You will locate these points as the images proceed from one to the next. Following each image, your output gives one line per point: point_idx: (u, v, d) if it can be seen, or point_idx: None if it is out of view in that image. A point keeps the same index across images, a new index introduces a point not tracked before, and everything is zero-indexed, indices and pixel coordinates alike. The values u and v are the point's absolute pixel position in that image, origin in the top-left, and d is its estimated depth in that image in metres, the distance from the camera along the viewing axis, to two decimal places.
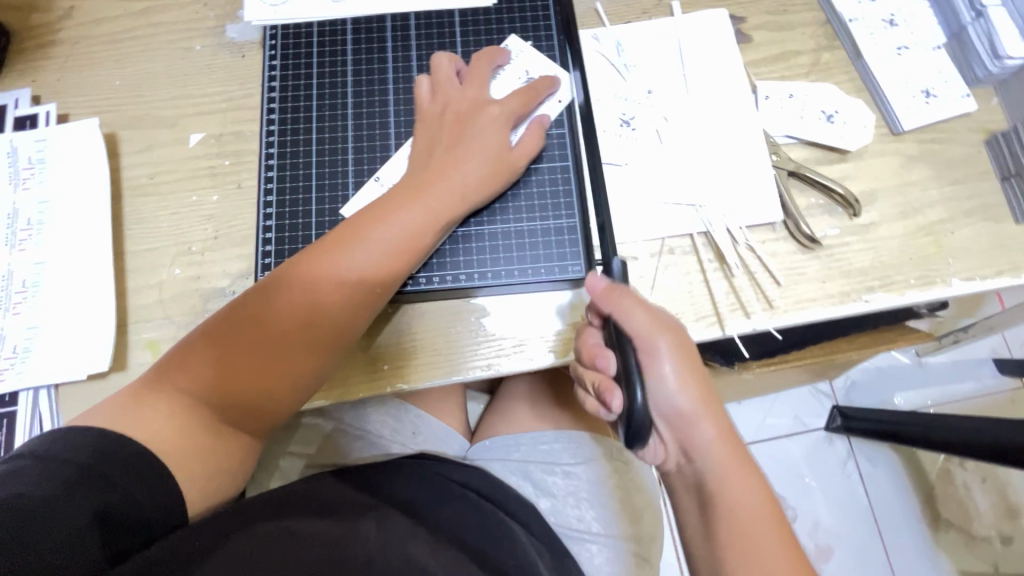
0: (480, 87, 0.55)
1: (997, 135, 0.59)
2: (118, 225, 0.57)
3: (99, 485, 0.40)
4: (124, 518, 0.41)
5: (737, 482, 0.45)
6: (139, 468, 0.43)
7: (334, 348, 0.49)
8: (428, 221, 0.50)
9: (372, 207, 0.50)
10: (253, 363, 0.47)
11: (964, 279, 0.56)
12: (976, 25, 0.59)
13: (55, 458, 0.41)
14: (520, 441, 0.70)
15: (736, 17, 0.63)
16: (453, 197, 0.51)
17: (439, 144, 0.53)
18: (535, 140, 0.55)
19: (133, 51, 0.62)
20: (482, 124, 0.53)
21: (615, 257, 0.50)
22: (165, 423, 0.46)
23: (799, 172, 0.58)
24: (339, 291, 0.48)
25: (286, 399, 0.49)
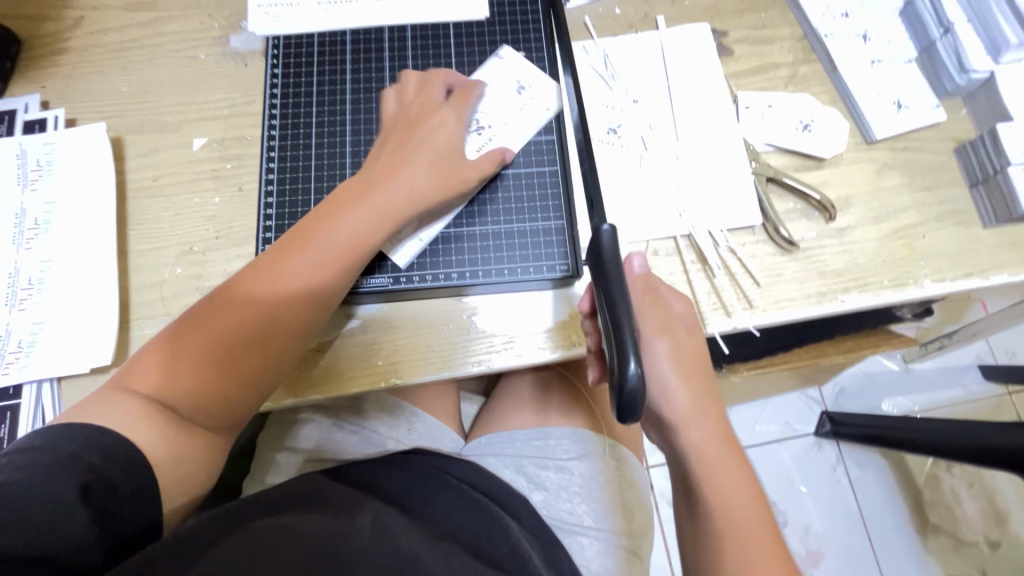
0: (432, 94, 0.57)
1: (965, 143, 0.62)
2: (122, 225, 0.59)
3: (86, 471, 0.41)
4: (112, 504, 0.41)
5: (731, 480, 0.48)
6: (126, 459, 0.44)
7: (284, 344, 0.50)
8: (373, 221, 0.51)
9: (322, 209, 0.52)
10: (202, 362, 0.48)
11: (935, 280, 0.59)
12: (945, 41, 0.62)
13: (49, 446, 0.41)
14: (515, 438, 0.72)
15: (718, 31, 0.66)
16: (399, 196, 0.52)
17: (388, 148, 0.55)
18: (491, 162, 0.56)
19: (140, 59, 0.64)
20: (432, 130, 0.55)
21: (604, 226, 0.45)
22: (148, 421, 0.46)
23: (777, 178, 0.61)
24: (288, 294, 0.49)
25: (237, 397, 0.49)
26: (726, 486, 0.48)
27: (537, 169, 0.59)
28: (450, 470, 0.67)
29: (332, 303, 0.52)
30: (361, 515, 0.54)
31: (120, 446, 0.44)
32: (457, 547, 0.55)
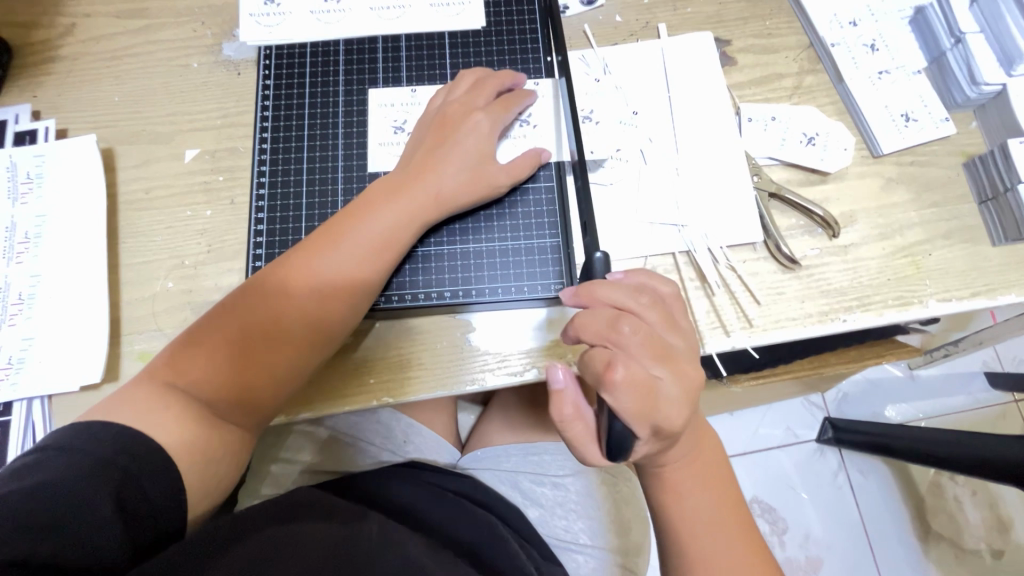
0: (477, 95, 0.56)
1: (975, 158, 0.60)
2: (114, 238, 0.58)
3: (119, 478, 0.40)
4: (137, 508, 0.40)
5: (698, 498, 0.49)
6: (149, 463, 0.43)
7: (309, 345, 0.50)
8: (403, 224, 0.52)
9: (356, 205, 0.52)
10: (230, 357, 0.48)
11: (942, 299, 0.57)
12: (956, 51, 0.61)
13: (72, 452, 0.41)
14: (511, 451, 0.71)
15: (721, 40, 0.65)
16: (428, 199, 0.52)
17: (423, 146, 0.54)
18: (525, 165, 0.55)
19: (133, 68, 0.63)
20: (468, 128, 0.54)
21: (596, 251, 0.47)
22: (169, 425, 0.45)
23: (780, 194, 0.59)
24: (320, 294, 0.49)
25: (266, 397, 0.49)
26: (686, 495, 0.49)
27: (533, 186, 0.58)
28: (447, 486, 0.67)
29: (365, 306, 0.52)
30: (367, 524, 0.51)
31: (155, 452, 0.43)
32: (461, 556, 0.54)
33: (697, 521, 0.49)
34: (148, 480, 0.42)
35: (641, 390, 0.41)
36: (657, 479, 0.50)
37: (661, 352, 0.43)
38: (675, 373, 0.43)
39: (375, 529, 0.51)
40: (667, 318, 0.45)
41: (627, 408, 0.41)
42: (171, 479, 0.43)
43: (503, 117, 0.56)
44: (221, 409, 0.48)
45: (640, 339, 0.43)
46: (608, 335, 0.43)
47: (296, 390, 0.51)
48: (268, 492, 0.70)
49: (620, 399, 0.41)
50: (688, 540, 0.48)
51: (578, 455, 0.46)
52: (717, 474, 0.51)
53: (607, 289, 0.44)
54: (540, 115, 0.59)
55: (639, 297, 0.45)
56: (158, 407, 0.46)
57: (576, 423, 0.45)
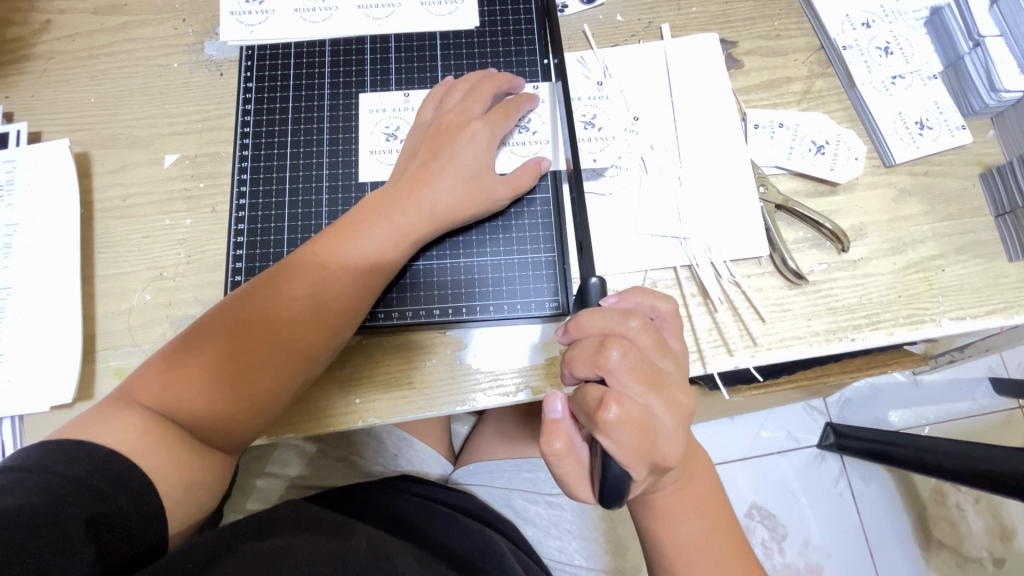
0: (474, 102, 0.53)
1: (992, 169, 0.57)
2: (89, 247, 0.55)
3: (95, 497, 0.39)
4: (116, 528, 0.38)
5: (689, 523, 0.47)
6: (127, 483, 0.41)
7: (294, 367, 0.47)
8: (395, 242, 0.49)
9: (345, 221, 0.50)
10: (210, 379, 0.45)
11: (955, 318, 0.54)
12: (974, 56, 0.57)
13: (45, 471, 0.38)
14: (504, 468, 0.69)
15: (727, 42, 0.62)
16: (423, 216, 0.49)
17: (418, 158, 0.51)
18: (526, 177, 0.52)
19: (109, 67, 0.60)
20: (465, 139, 0.51)
21: (592, 277, 0.45)
22: (148, 448, 0.43)
23: (788, 206, 0.56)
24: (307, 314, 0.47)
25: (249, 420, 0.47)
26: (676, 523, 0.47)
27: (527, 197, 0.55)
28: (440, 500, 0.64)
29: (354, 326, 0.49)
30: (356, 539, 0.48)
31: (132, 473, 0.41)
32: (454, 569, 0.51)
33: (688, 548, 0.46)
34: (127, 501, 0.40)
35: (638, 428, 0.38)
36: (648, 504, 0.47)
37: (652, 381, 0.40)
38: (667, 402, 0.41)
39: (363, 544, 0.48)
40: (658, 342, 0.42)
41: (623, 449, 0.38)
42: (148, 499, 0.41)
43: (504, 128, 0.53)
44: (200, 433, 0.46)
45: (631, 370, 0.40)
46: (598, 365, 0.40)
47: (280, 412, 0.49)
48: (253, 507, 0.68)
49: (615, 440, 0.37)
50: (680, 567, 0.47)
51: (566, 489, 0.44)
52: (709, 496, 0.48)
53: (593, 317, 0.43)
54: (534, 121, 0.56)
55: (629, 322, 0.42)
56: (133, 428, 0.43)
57: (568, 459, 0.42)
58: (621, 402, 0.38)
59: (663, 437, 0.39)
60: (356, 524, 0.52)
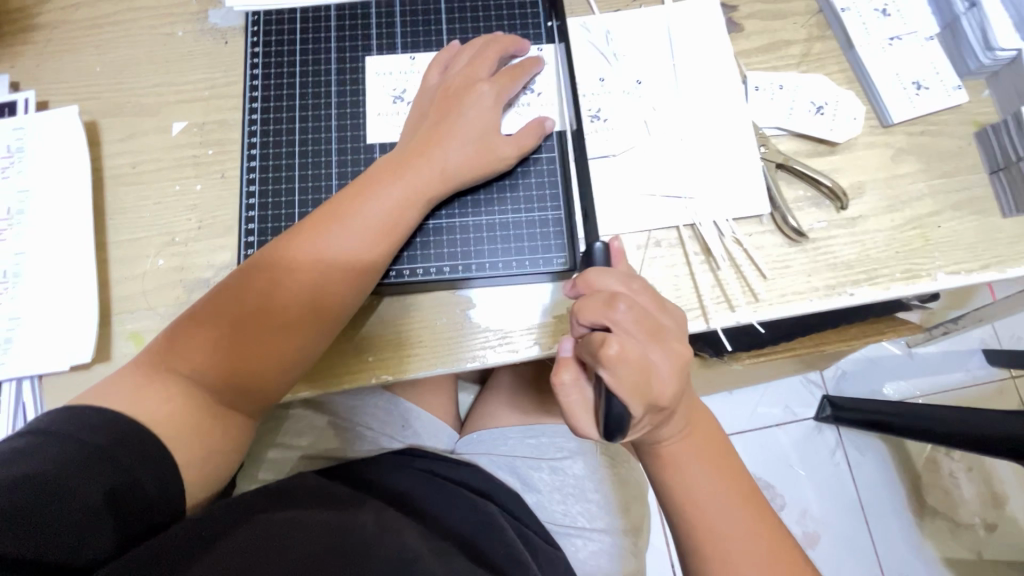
0: (481, 66, 0.54)
1: (987, 127, 0.58)
2: (101, 214, 0.56)
3: (113, 471, 0.40)
4: (127, 505, 0.41)
5: (699, 471, 0.48)
6: (145, 456, 0.43)
7: (315, 327, 0.48)
8: (408, 201, 0.50)
9: (358, 182, 0.50)
10: (234, 342, 0.47)
11: (950, 272, 0.56)
12: (970, 16, 0.58)
13: (66, 439, 0.40)
14: (508, 435, 0.71)
15: (728, 6, 0.62)
16: (435, 175, 0.50)
17: (427, 120, 0.52)
18: (531, 137, 0.54)
19: (114, 36, 0.60)
20: (473, 101, 0.52)
21: (596, 243, 0.48)
22: (166, 420, 0.44)
23: (788, 165, 0.57)
24: (325, 275, 0.48)
25: (274, 380, 0.48)
26: (684, 469, 0.48)
27: (533, 157, 0.56)
28: (447, 474, 0.66)
29: (371, 286, 0.50)
30: (364, 512, 0.51)
31: (150, 443, 0.43)
32: (457, 547, 0.54)
33: (698, 493, 0.48)
34: (142, 475, 0.42)
35: (637, 367, 0.41)
36: (657, 455, 0.49)
37: (652, 330, 0.43)
38: (666, 352, 0.43)
39: (372, 516, 0.51)
40: (656, 300, 0.45)
41: (624, 383, 0.40)
42: (166, 469, 0.43)
43: (510, 91, 0.54)
44: (226, 395, 0.47)
45: (633, 318, 0.42)
46: (606, 315, 0.42)
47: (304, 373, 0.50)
48: (268, 477, 0.69)
49: (617, 375, 0.40)
50: (691, 513, 0.47)
51: (572, 427, 0.46)
52: (715, 446, 0.50)
53: (603, 275, 0.45)
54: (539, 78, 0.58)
55: (631, 283, 0.45)
56: (161, 394, 0.45)
57: (573, 391, 0.45)
58: (622, 342, 0.41)
59: (662, 381, 0.42)
60: (364, 498, 0.54)
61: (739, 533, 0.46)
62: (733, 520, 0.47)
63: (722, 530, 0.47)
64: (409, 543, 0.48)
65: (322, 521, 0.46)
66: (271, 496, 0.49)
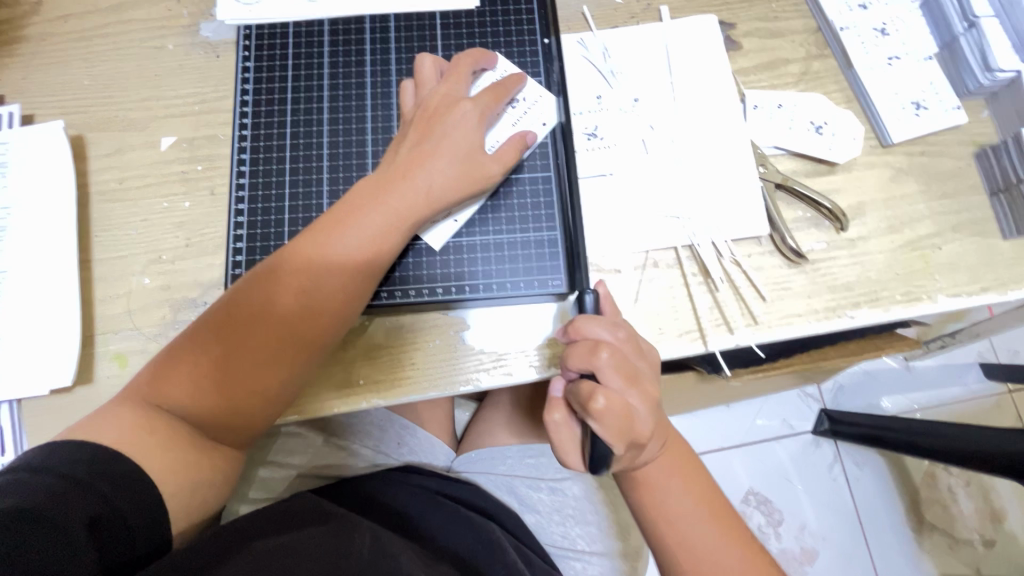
0: (460, 85, 0.53)
1: (987, 148, 0.58)
2: (86, 231, 0.55)
3: (92, 500, 0.39)
4: (110, 535, 0.40)
5: (677, 494, 0.47)
6: (128, 486, 0.42)
7: (300, 358, 0.47)
8: (390, 226, 0.48)
9: (338, 209, 0.49)
10: (215, 380, 0.46)
11: (951, 295, 0.55)
12: (969, 36, 0.58)
13: (46, 473, 0.39)
14: (507, 454, 0.69)
15: (726, 23, 0.62)
16: (418, 197, 0.49)
17: (408, 141, 0.51)
18: (514, 152, 0.52)
19: (103, 49, 0.59)
20: (455, 119, 0.50)
21: (589, 294, 0.47)
22: (154, 454, 0.43)
23: (787, 185, 0.57)
24: (307, 305, 0.46)
25: (262, 413, 0.47)
26: (662, 492, 0.47)
27: (515, 177, 0.56)
28: (444, 491, 0.65)
29: (357, 313, 0.49)
30: (359, 534, 0.49)
31: (131, 473, 0.42)
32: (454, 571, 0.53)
33: (677, 517, 0.46)
34: (124, 504, 0.41)
35: (622, 417, 0.41)
36: (633, 480, 0.47)
37: (630, 377, 0.43)
38: (644, 396, 0.43)
39: (368, 539, 0.49)
40: (636, 346, 0.45)
41: (608, 432, 0.41)
42: (147, 499, 0.42)
43: (493, 110, 0.53)
44: (214, 431, 0.46)
45: (615, 368, 0.42)
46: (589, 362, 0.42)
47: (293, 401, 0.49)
48: (257, 497, 0.66)
49: (604, 424, 0.41)
50: (667, 536, 0.46)
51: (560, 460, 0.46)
52: (690, 466, 0.48)
53: (589, 320, 0.44)
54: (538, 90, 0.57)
55: (616, 329, 0.45)
56: (144, 426, 0.44)
57: (563, 429, 0.45)
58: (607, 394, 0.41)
59: (643, 425, 0.42)
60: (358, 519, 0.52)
61: (716, 552, 0.45)
62: (711, 541, 0.45)
63: (701, 553, 0.45)
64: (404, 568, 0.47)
65: (315, 544, 0.45)
66: (263, 520, 0.48)
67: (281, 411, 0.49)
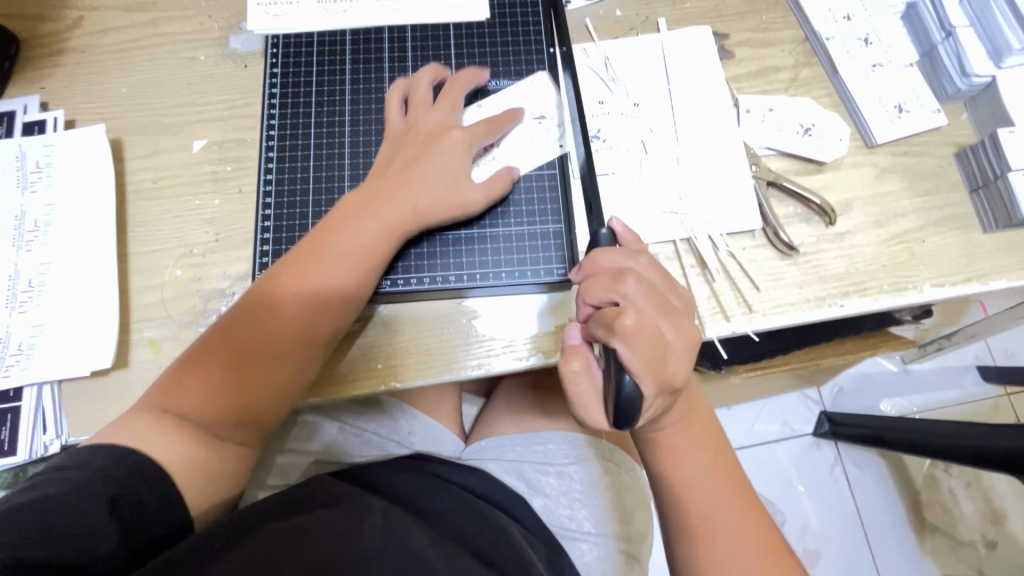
0: (450, 112, 0.57)
1: (966, 148, 0.62)
2: (123, 227, 0.59)
3: (113, 486, 0.42)
4: (131, 519, 0.42)
5: (694, 459, 0.49)
6: (143, 475, 0.44)
7: (298, 365, 0.51)
8: (380, 244, 0.52)
9: (332, 224, 0.53)
10: (220, 382, 0.49)
11: (936, 285, 0.59)
12: (947, 45, 0.62)
13: (68, 469, 0.43)
14: (515, 442, 0.73)
15: (719, 34, 0.66)
16: (405, 217, 0.53)
17: (398, 162, 0.55)
18: (501, 182, 0.56)
19: (140, 60, 0.64)
20: (442, 146, 0.54)
21: (601, 229, 0.49)
22: (168, 442, 0.46)
23: (778, 183, 0.61)
24: (303, 316, 0.50)
25: (262, 416, 0.51)
26: (681, 457, 0.49)
27: (523, 175, 0.59)
28: (451, 478, 0.67)
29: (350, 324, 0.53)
30: (371, 517, 0.52)
31: (150, 465, 0.45)
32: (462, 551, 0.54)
33: (694, 481, 0.48)
34: (141, 491, 0.44)
35: (650, 340, 0.41)
36: (656, 443, 0.50)
37: (660, 306, 0.43)
38: (677, 327, 0.43)
39: (378, 523, 0.51)
40: (664, 278, 0.46)
41: (637, 355, 0.40)
42: (164, 488, 0.45)
43: (483, 141, 0.56)
44: (225, 428, 0.49)
45: (642, 293, 0.43)
46: (613, 290, 0.43)
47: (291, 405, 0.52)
48: (275, 483, 0.69)
49: (631, 345, 0.41)
50: (684, 501, 0.48)
51: (581, 416, 0.46)
52: (711, 437, 0.51)
53: (609, 254, 0.46)
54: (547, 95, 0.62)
55: (638, 259, 0.46)
56: (160, 421, 0.47)
57: (582, 379, 0.45)
58: (635, 314, 0.41)
59: (673, 355, 0.42)
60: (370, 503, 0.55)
61: (730, 521, 0.48)
62: (724, 510, 0.48)
63: (715, 520, 0.48)
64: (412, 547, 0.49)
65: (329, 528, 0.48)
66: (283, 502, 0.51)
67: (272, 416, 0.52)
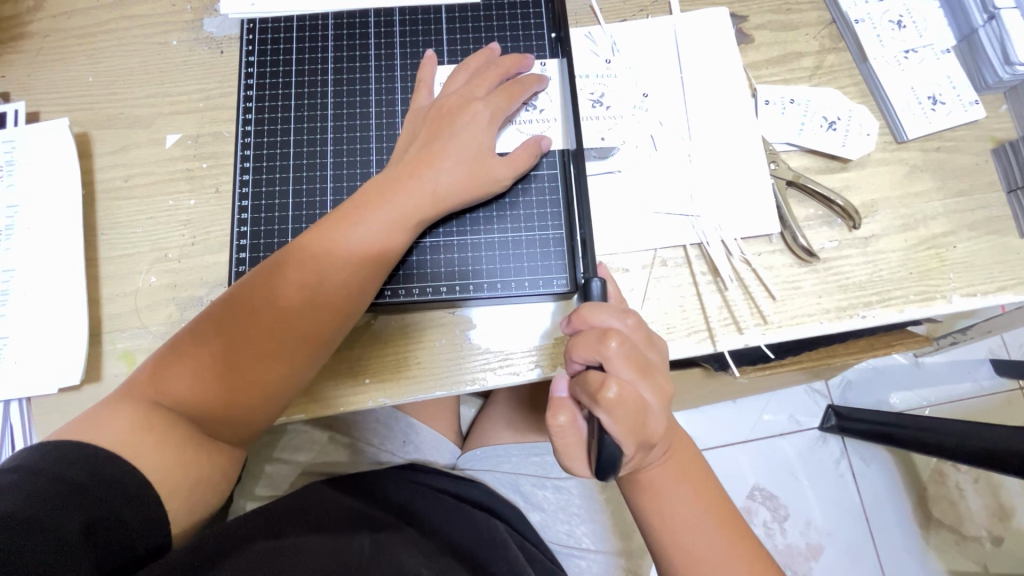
0: (475, 86, 0.52)
1: (1005, 144, 0.57)
2: (93, 229, 0.55)
3: (86, 503, 0.38)
4: (107, 538, 0.38)
5: (677, 497, 0.46)
6: (124, 489, 0.40)
7: (302, 356, 0.47)
8: (396, 225, 0.48)
9: (345, 206, 0.49)
10: (218, 373, 0.45)
11: (966, 294, 0.54)
12: (988, 29, 0.56)
13: (39, 474, 0.38)
14: (512, 452, 0.70)
15: (737, 16, 0.60)
16: (424, 197, 0.49)
17: (418, 141, 0.51)
18: (527, 156, 0.51)
19: (106, 45, 0.59)
20: (467, 121, 0.50)
21: (594, 278, 0.45)
22: (150, 453, 0.42)
23: (799, 182, 0.56)
24: (310, 301, 0.46)
25: (261, 410, 0.46)
26: (664, 495, 0.46)
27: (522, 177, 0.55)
28: (447, 489, 0.64)
29: (358, 312, 0.49)
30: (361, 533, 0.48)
31: (128, 474, 0.40)
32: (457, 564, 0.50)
33: (678, 520, 0.45)
34: (122, 506, 0.39)
35: (635, 408, 0.39)
36: (636, 480, 0.47)
37: (644, 369, 0.40)
38: (660, 388, 0.41)
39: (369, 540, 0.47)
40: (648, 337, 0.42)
41: (619, 424, 0.38)
42: (144, 500, 0.40)
43: (506, 110, 0.52)
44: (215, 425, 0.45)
45: (628, 358, 0.40)
46: (597, 353, 0.40)
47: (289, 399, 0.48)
48: (263, 493, 0.67)
49: (614, 416, 0.38)
50: (666, 539, 0.46)
51: (565, 465, 0.44)
52: (695, 470, 0.47)
53: (595, 310, 0.42)
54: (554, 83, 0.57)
55: (626, 318, 0.42)
56: (145, 424, 0.42)
57: (569, 432, 0.42)
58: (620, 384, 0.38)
59: (655, 420, 0.40)
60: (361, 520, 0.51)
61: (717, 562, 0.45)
62: (711, 550, 0.45)
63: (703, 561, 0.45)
64: (405, 566, 0.45)
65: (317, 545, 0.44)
66: (266, 519, 0.47)
67: (275, 414, 0.48)
